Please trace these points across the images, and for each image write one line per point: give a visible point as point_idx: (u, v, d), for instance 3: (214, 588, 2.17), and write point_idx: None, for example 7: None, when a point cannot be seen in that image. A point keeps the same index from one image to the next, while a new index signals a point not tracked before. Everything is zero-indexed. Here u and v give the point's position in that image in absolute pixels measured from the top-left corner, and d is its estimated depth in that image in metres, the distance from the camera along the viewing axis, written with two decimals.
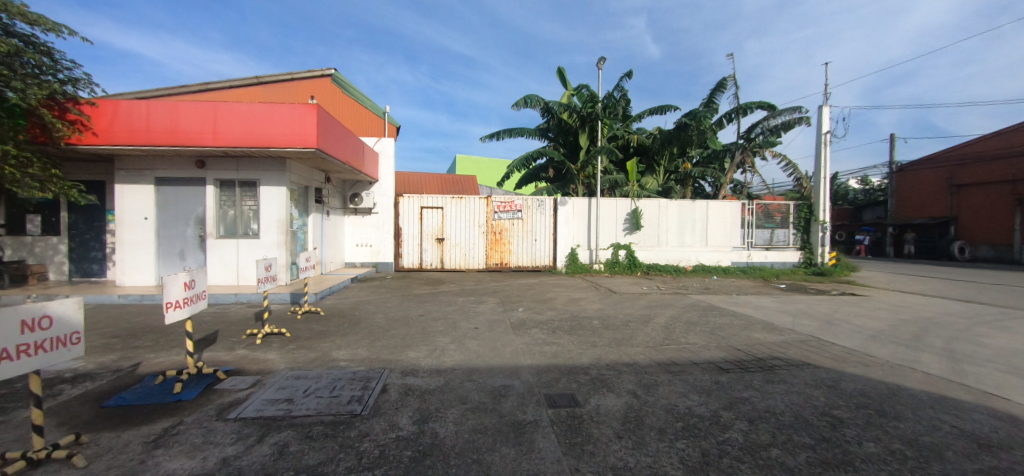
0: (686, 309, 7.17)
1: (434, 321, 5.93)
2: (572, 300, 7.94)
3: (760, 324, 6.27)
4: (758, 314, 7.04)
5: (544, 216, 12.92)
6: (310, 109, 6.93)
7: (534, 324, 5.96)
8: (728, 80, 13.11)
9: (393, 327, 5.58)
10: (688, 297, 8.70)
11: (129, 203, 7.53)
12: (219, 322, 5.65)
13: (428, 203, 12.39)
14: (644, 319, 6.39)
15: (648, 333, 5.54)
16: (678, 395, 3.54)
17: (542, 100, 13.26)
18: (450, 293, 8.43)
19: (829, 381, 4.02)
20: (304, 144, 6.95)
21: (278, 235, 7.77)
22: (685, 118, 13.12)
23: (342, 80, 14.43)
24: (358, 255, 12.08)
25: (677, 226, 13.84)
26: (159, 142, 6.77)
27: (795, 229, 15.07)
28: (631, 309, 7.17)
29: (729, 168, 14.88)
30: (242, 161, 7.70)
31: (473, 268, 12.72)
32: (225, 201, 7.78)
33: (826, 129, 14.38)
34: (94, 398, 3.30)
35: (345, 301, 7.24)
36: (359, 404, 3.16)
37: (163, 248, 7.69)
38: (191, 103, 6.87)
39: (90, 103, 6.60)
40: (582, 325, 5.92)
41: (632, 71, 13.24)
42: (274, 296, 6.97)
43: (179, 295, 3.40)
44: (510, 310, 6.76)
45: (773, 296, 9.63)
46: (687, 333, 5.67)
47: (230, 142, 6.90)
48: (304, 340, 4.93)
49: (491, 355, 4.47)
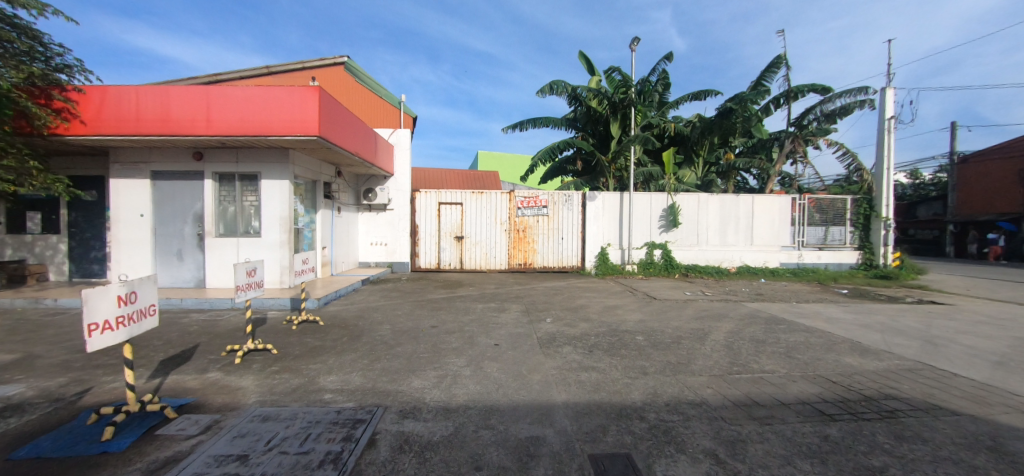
0: (747, 323, 5.99)
1: (446, 336, 5.02)
2: (607, 308, 6.88)
3: (844, 344, 5.06)
4: (838, 331, 5.77)
5: (571, 213, 11.91)
6: (312, 92, 6.15)
7: (566, 340, 4.96)
8: (780, 58, 11.63)
9: (399, 343, 4.71)
10: (742, 306, 7.49)
11: (125, 200, 7.04)
12: (204, 335, 4.96)
13: (446, 199, 11.58)
14: (699, 336, 5.28)
15: (708, 356, 4.48)
16: (782, 462, 2.47)
17: (569, 85, 12.19)
18: (467, 298, 7.53)
19: (989, 440, 2.83)
20: (304, 131, 6.18)
21: (280, 233, 7.08)
22: (728, 102, 11.72)
23: (356, 68, 13.88)
24: (372, 255, 11.38)
25: (719, 223, 12.50)
26: (150, 131, 6.17)
27: (853, 227, 13.41)
28: (679, 321, 6.06)
29: (777, 158, 13.35)
30: (242, 152, 7.06)
31: (494, 269, 11.84)
32: (225, 196, 7.16)
33: (891, 114, 12.56)
34: (4, 444, 2.56)
35: (350, 308, 6.45)
36: (333, 467, 2.27)
37: (159, 247, 7.15)
38: (183, 87, 6.22)
39: (76, 90, 6.09)
40: (625, 344, 4.87)
41: (671, 53, 11.99)
42: (272, 302, 6.25)
43: (110, 314, 2.62)
44: (537, 322, 5.77)
45: (840, 305, 8.25)
46: (757, 356, 4.55)
47: (225, 130, 6.20)
48: (291, 359, 4.14)
49: (514, 386, 3.51)
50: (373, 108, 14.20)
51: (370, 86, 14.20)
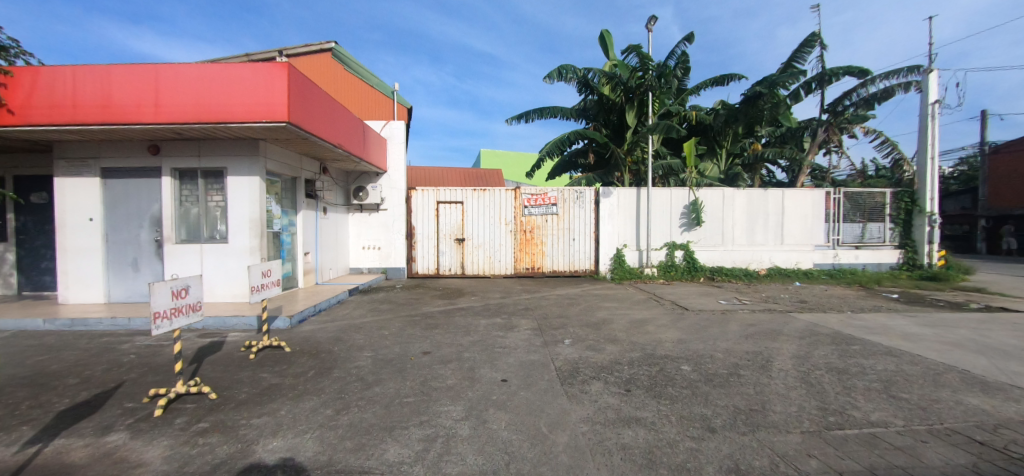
0: (811, 344, 4.86)
1: (441, 367, 3.96)
2: (635, 324, 5.77)
3: (951, 377, 3.91)
4: (931, 355, 4.58)
5: (583, 211, 10.84)
6: (281, 70, 5.11)
7: (593, 372, 3.87)
8: (817, 36, 10.37)
9: (379, 379, 3.66)
10: (793, 318, 6.31)
11: (72, 201, 6.07)
12: (138, 372, 3.96)
13: (445, 197, 10.56)
14: (760, 364, 4.16)
15: (786, 398, 3.37)
16: None
17: (579, 70, 11.10)
18: (468, 311, 6.45)
19: None
20: (271, 117, 5.11)
21: (249, 239, 6.06)
22: (756, 86, 10.47)
23: (343, 54, 12.97)
24: (365, 260, 10.37)
25: (745, 221, 11.33)
26: (88, 118, 5.13)
27: (892, 223, 12.06)
28: (728, 341, 4.95)
29: (809, 149, 12.14)
30: (204, 144, 6.04)
31: (499, 274, 10.77)
32: (186, 196, 6.15)
33: (937, 97, 11.19)
34: None
35: (330, 327, 5.43)
36: None
37: (112, 256, 6.18)
38: (128, 67, 5.18)
39: (1, 72, 5.07)
40: (671, 378, 3.76)
41: (692, 33, 10.83)
42: (235, 322, 5.29)
43: None
44: (553, 346, 4.68)
45: (905, 315, 6.99)
46: (849, 396, 3.44)
47: (176, 118, 5.13)
48: (231, 410, 3.11)
49: (532, 458, 2.42)
50: (365, 99, 13.29)
51: (360, 74, 13.28)
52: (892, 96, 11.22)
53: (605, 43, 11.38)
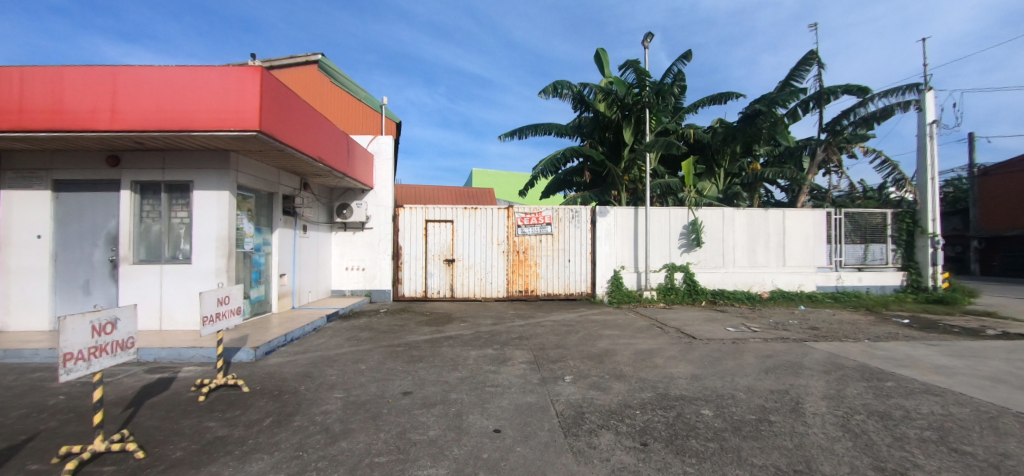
0: (840, 380, 4.35)
1: (423, 413, 3.38)
2: (641, 356, 5.21)
3: (1010, 422, 3.38)
4: (975, 394, 4.08)
5: (579, 231, 10.42)
6: (253, 75, 4.67)
7: (601, 420, 3.29)
8: (815, 55, 10.31)
9: (348, 430, 3.06)
10: (811, 348, 5.77)
11: (19, 216, 5.49)
12: (60, 420, 3.31)
13: (434, 215, 10.08)
14: (790, 407, 3.63)
15: (833, 454, 2.81)
16: None
17: (574, 86, 10.89)
18: (457, 341, 5.87)
19: None
20: (240, 126, 4.64)
21: (215, 260, 5.49)
22: (755, 104, 10.25)
23: (331, 66, 12.74)
24: (349, 281, 9.77)
25: (746, 242, 10.98)
26: (34, 124, 4.62)
27: (894, 244, 11.79)
28: (747, 377, 4.43)
29: (807, 169, 12.01)
30: (170, 155, 5.54)
31: (491, 297, 10.20)
32: (148, 212, 5.60)
33: (934, 117, 11.12)
34: None
35: (300, 360, 4.81)
36: None
37: (61, 277, 5.55)
38: (83, 69, 4.71)
39: None
40: (692, 427, 3.21)
41: (688, 52, 10.73)
42: (192, 354, 4.68)
43: None
44: (552, 384, 4.11)
45: (926, 344, 6.48)
46: (904, 450, 2.89)
47: (134, 125, 4.64)
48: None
49: None
50: (353, 114, 13.01)
51: (348, 87, 13.02)
52: (891, 116, 11.13)
53: (601, 60, 11.25)
